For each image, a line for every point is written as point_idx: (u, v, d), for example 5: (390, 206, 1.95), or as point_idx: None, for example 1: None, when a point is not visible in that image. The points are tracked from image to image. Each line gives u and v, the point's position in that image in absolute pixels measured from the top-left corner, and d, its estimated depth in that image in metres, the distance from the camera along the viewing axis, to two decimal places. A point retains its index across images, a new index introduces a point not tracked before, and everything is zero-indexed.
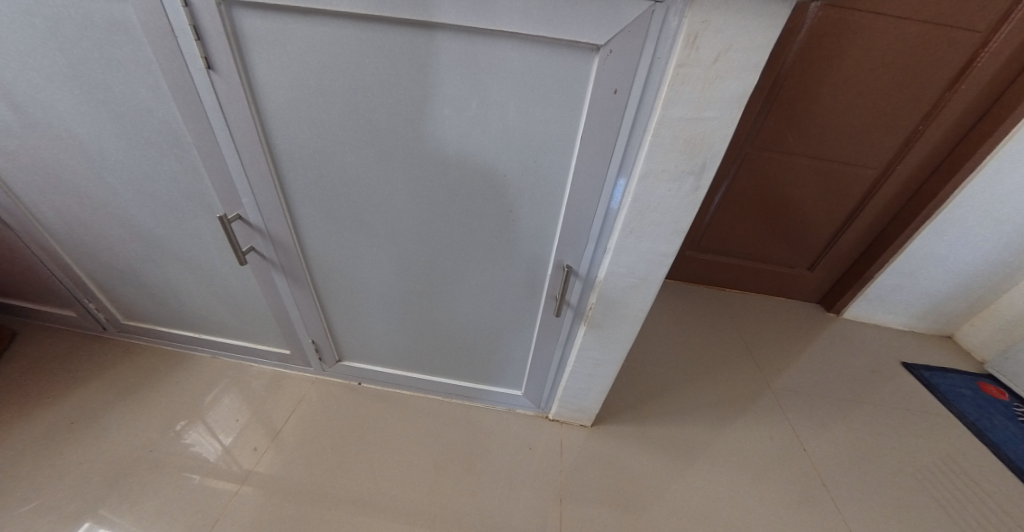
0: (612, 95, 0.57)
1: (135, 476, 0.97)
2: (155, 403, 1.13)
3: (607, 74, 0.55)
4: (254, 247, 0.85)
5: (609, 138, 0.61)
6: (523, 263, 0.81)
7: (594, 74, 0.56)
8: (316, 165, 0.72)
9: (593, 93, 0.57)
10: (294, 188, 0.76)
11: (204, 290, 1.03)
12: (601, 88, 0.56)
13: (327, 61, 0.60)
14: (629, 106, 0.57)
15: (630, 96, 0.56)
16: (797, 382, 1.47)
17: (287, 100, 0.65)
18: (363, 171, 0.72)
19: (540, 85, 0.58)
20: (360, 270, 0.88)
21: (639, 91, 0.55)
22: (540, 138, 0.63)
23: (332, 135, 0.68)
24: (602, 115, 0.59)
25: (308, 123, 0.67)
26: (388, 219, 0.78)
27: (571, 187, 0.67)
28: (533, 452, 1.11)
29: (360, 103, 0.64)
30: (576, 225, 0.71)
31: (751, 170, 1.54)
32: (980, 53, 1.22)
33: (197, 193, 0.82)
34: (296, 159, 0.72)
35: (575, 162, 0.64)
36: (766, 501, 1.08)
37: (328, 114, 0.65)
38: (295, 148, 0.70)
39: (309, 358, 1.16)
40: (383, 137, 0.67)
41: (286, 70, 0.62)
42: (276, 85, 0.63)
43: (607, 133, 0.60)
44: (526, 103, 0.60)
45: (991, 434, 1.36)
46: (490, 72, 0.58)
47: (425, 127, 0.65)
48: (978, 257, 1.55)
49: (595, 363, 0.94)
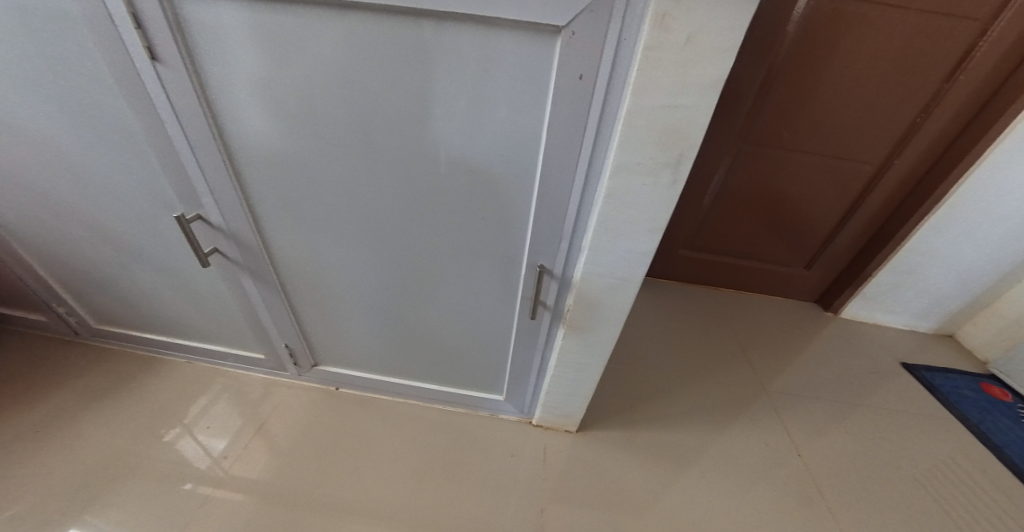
0: (579, 82, 0.52)
1: (99, 486, 0.93)
2: (128, 410, 1.09)
3: (572, 59, 0.50)
4: (218, 249, 0.82)
5: (576, 128, 0.56)
6: (497, 263, 0.77)
7: (558, 59, 0.51)
8: (275, 161, 0.68)
9: (558, 80, 0.53)
10: (255, 186, 0.72)
11: (173, 294, 0.99)
12: (567, 73, 0.52)
13: (276, 49, 0.56)
14: (597, 94, 0.52)
15: (600, 83, 0.52)
16: (793, 385, 1.42)
17: (238, 93, 0.61)
18: (324, 166, 0.68)
19: (502, 74, 0.54)
20: (331, 271, 0.84)
21: (607, 78, 0.51)
22: (507, 130, 0.59)
23: (291, 129, 0.64)
24: (568, 103, 0.54)
25: (264, 116, 0.63)
26: (355, 218, 0.74)
27: (541, 182, 0.63)
28: (518, 458, 1.07)
29: (314, 96, 0.60)
30: (550, 223, 0.67)
31: (746, 167, 1.49)
32: (978, 43, 1.19)
33: (156, 193, 0.78)
34: (254, 156, 0.68)
35: (543, 155, 0.60)
36: (761, 509, 1.04)
37: (283, 106, 0.61)
38: (251, 143, 0.67)
39: (284, 362, 1.12)
40: (342, 130, 0.63)
41: (233, 60, 0.58)
42: (224, 76, 0.59)
43: (576, 123, 0.56)
44: (489, 93, 0.56)
45: (995, 436, 1.31)
46: (446, 58, 0.54)
47: (384, 120, 0.61)
48: (979, 253, 1.52)
49: (578, 367, 0.90)
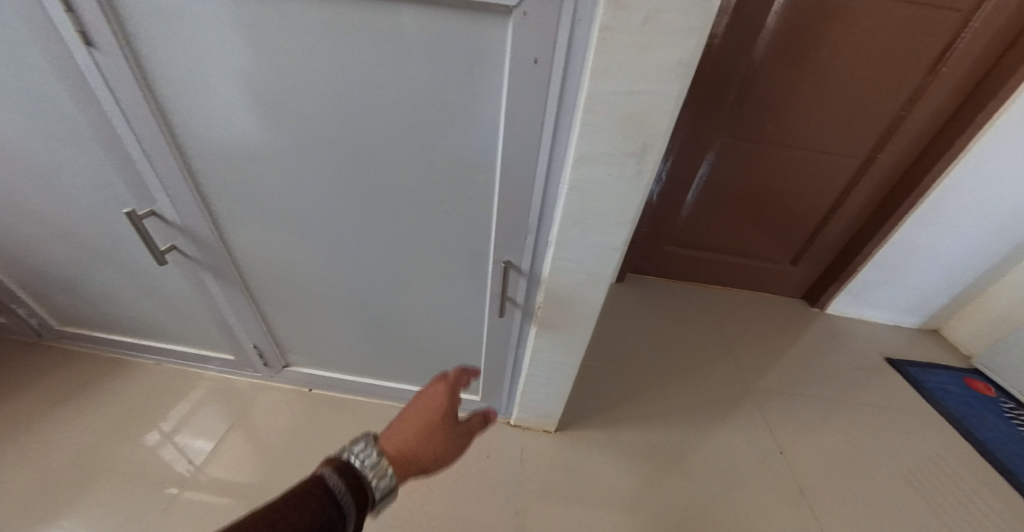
0: (534, 66, 0.49)
1: (56, 494, 0.89)
2: (92, 414, 1.05)
3: (526, 40, 0.47)
4: (175, 247, 0.79)
5: (535, 116, 0.53)
6: (464, 259, 0.74)
7: (511, 42, 0.48)
8: (227, 153, 0.65)
9: (513, 64, 0.50)
10: (208, 179, 0.69)
11: (135, 294, 0.95)
12: (521, 57, 0.49)
13: (214, 34, 0.52)
14: (555, 80, 0.50)
15: (556, 68, 0.49)
16: (777, 381, 1.41)
17: (182, 82, 0.57)
18: (280, 159, 0.65)
19: (456, 59, 0.51)
20: (294, 268, 0.82)
21: (564, 62, 0.48)
22: (464, 118, 0.56)
23: (240, 119, 0.61)
24: (525, 89, 0.51)
25: (209, 105, 0.60)
26: (316, 213, 0.71)
27: (502, 174, 0.60)
28: (496, 459, 1.04)
29: (261, 83, 0.56)
30: (514, 217, 0.65)
31: (730, 161, 1.47)
32: (960, 34, 1.18)
33: (106, 188, 0.74)
34: (204, 149, 0.65)
35: (503, 146, 0.57)
36: (742, 509, 1.02)
37: (229, 95, 0.58)
38: (200, 135, 0.63)
39: (255, 363, 1.09)
40: (294, 120, 0.60)
41: (170, 47, 0.54)
42: (162, 64, 0.56)
43: (534, 110, 0.53)
44: (444, 79, 0.53)
45: (977, 432, 1.31)
46: (394, 43, 0.50)
47: (336, 109, 0.58)
48: (963, 247, 1.52)
49: (552, 365, 0.87)
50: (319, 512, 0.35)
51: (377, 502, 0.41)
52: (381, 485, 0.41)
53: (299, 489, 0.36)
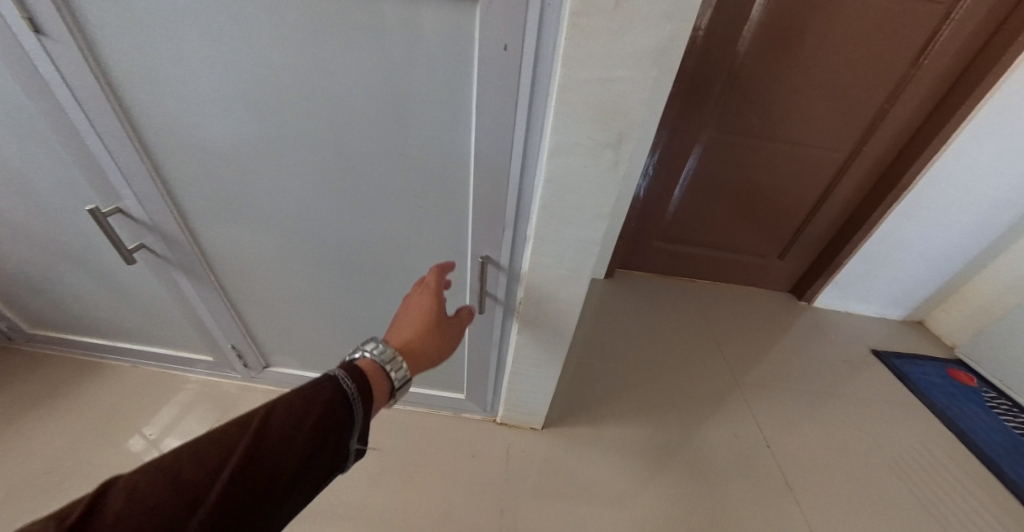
0: (504, 53, 0.48)
1: (26, 502, 0.87)
2: (65, 420, 1.02)
3: (494, 25, 0.46)
4: (144, 245, 0.76)
5: (507, 106, 0.52)
6: (443, 255, 0.73)
7: (479, 27, 0.47)
8: (192, 146, 0.63)
9: (482, 51, 0.48)
10: (174, 174, 0.67)
11: (106, 294, 0.93)
12: (490, 43, 0.47)
13: (171, 21, 0.50)
14: (525, 67, 0.48)
15: (527, 55, 0.47)
16: (764, 375, 1.42)
17: (140, 71, 0.55)
18: (248, 152, 0.62)
19: (424, 46, 0.49)
20: (269, 266, 0.79)
21: (534, 49, 0.47)
22: (435, 108, 0.55)
23: (205, 110, 0.58)
24: (496, 78, 0.50)
25: (171, 96, 0.57)
26: (289, 208, 0.69)
27: (476, 166, 0.59)
28: (482, 458, 1.03)
29: (224, 72, 0.54)
30: (491, 211, 0.63)
31: (717, 155, 1.46)
32: (942, 26, 1.18)
33: (68, 185, 0.71)
34: (169, 143, 0.63)
35: (476, 137, 0.56)
36: (729, 503, 1.02)
37: (191, 85, 0.56)
38: (163, 128, 0.61)
39: (234, 364, 1.06)
40: (261, 111, 0.58)
41: (128, 34, 0.52)
42: (119, 52, 0.54)
43: (506, 98, 0.51)
44: (413, 66, 0.51)
45: (960, 422, 1.32)
46: (359, 29, 0.49)
47: (304, 99, 0.56)
48: (945, 239, 1.53)
49: (536, 362, 0.86)
50: (330, 402, 0.38)
51: (395, 387, 0.48)
52: (398, 376, 0.48)
53: (316, 382, 0.40)
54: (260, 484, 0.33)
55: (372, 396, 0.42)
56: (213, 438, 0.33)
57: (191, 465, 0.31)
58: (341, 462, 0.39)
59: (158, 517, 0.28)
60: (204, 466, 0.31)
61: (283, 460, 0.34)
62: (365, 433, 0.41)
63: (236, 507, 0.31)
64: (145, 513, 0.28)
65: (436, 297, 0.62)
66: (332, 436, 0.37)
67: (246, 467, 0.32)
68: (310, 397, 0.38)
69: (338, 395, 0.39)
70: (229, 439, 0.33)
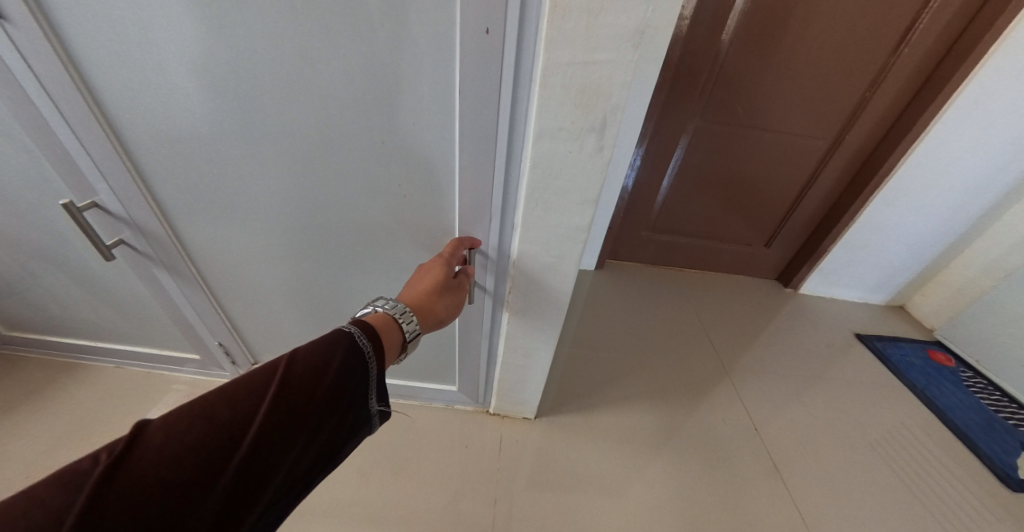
0: (485, 37, 0.47)
1: None
2: (46, 424, 1.00)
3: (474, 9, 0.45)
4: (123, 241, 0.74)
5: (490, 92, 0.51)
6: (429, 245, 0.72)
7: (460, 12, 0.46)
8: (167, 137, 0.61)
9: (462, 34, 0.47)
10: (150, 168, 0.65)
11: (85, 294, 0.90)
12: (470, 29, 0.47)
13: (137, 7, 0.49)
14: (507, 53, 0.48)
15: (508, 39, 0.47)
16: (753, 361, 1.44)
17: (109, 61, 0.54)
18: (225, 143, 0.61)
19: (400, 32, 0.49)
20: (253, 261, 0.78)
21: (515, 34, 0.46)
22: (415, 95, 0.54)
23: (180, 99, 0.57)
24: (477, 64, 0.49)
25: (142, 86, 0.56)
26: (270, 201, 0.68)
27: (461, 155, 0.58)
28: (475, 449, 1.03)
29: (196, 61, 0.53)
30: (476, 200, 0.63)
31: (704, 145, 1.48)
32: (922, 14, 1.20)
33: (40, 180, 0.69)
34: (142, 134, 0.61)
35: (459, 125, 0.55)
36: (719, 488, 1.03)
37: (163, 74, 0.54)
38: (136, 119, 0.59)
39: (221, 362, 1.04)
40: (238, 100, 0.56)
41: (95, 21, 0.50)
42: (84, 36, 0.51)
43: (488, 84, 0.51)
44: (391, 53, 0.51)
45: (939, 401, 1.36)
46: (338, 14, 0.48)
47: (282, 88, 0.55)
48: (925, 224, 1.57)
49: (526, 351, 0.86)
50: (346, 352, 0.43)
51: (406, 338, 0.53)
52: (410, 328, 0.53)
53: (333, 335, 0.44)
54: (289, 421, 0.37)
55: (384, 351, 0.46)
56: (242, 385, 0.38)
57: (226, 404, 0.36)
58: (359, 411, 0.43)
59: (201, 444, 0.33)
60: (236, 405, 0.36)
61: (307, 402, 0.39)
62: (378, 386, 0.45)
63: (266, 440, 0.36)
64: (187, 441, 0.33)
65: (441, 265, 0.63)
66: (348, 386, 0.42)
67: (272, 407, 0.37)
68: (328, 348, 0.42)
69: (353, 349, 0.43)
70: (256, 385, 0.38)
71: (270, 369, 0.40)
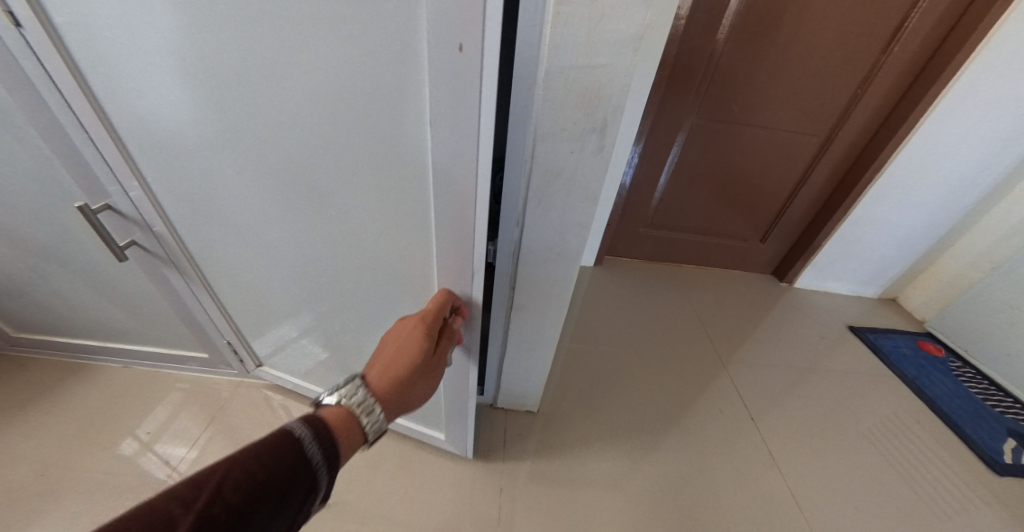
0: (459, 53, 0.41)
1: (24, 504, 0.87)
2: (54, 423, 1.02)
3: (445, 23, 0.40)
4: (135, 241, 0.76)
5: (467, 120, 0.46)
6: (408, 278, 0.66)
7: (430, 25, 0.41)
8: (165, 145, 0.61)
9: (430, 52, 0.42)
10: (153, 174, 0.66)
11: (94, 294, 0.92)
12: (443, 43, 0.41)
13: (126, 21, 0.48)
14: (485, 75, 0.42)
15: (486, 58, 0.41)
16: (749, 354, 1.47)
17: (108, 73, 0.54)
18: (214, 154, 0.60)
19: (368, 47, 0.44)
20: (252, 270, 0.78)
21: (494, 52, 0.41)
22: (387, 115, 0.49)
23: (172, 109, 0.56)
24: (451, 82, 0.43)
25: (138, 98, 0.56)
26: (260, 212, 0.66)
27: (437, 181, 0.52)
28: (480, 442, 1.06)
29: (181, 75, 0.52)
30: (455, 230, 0.56)
31: (700, 142, 1.50)
32: (911, 13, 1.22)
33: (54, 183, 0.71)
34: (143, 139, 0.61)
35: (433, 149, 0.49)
36: (717, 477, 1.06)
37: (154, 88, 0.54)
38: (137, 129, 0.60)
39: (229, 360, 1.06)
40: (225, 114, 0.55)
41: (95, 34, 0.51)
42: (85, 41, 0.52)
43: (463, 110, 0.45)
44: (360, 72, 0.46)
45: (930, 390, 1.40)
46: (306, 25, 0.44)
47: (263, 104, 0.52)
48: (916, 218, 1.60)
49: (530, 345, 0.89)
50: (295, 456, 0.42)
51: (367, 433, 0.51)
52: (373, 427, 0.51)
53: (279, 436, 0.43)
54: None
55: (335, 448, 0.46)
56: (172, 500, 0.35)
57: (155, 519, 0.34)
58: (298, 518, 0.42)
59: None
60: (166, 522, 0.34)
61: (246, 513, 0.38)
62: (323, 490, 0.45)
63: None
64: None
65: (426, 345, 0.57)
66: (293, 493, 0.41)
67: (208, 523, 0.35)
68: (275, 451, 0.41)
69: (303, 451, 0.43)
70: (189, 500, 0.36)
71: (203, 479, 0.37)
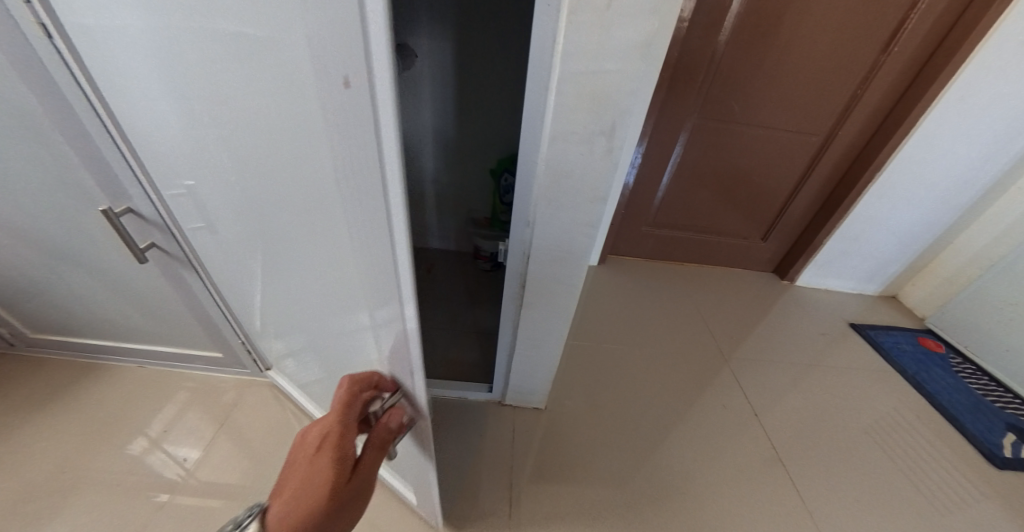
0: (348, 92, 0.27)
1: (45, 500, 0.89)
2: (71, 422, 1.04)
3: (327, 50, 0.27)
4: (154, 244, 0.78)
5: (373, 187, 0.33)
6: (350, 335, 0.57)
7: (316, 53, 0.28)
8: (161, 160, 0.64)
9: (321, 85, 0.29)
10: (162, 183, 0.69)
11: (110, 295, 0.94)
12: (328, 76, 0.28)
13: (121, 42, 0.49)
14: (381, 129, 0.28)
15: (380, 109, 0.27)
16: (751, 350, 1.49)
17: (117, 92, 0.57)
18: (200, 173, 0.60)
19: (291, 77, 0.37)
20: (247, 287, 0.78)
21: (390, 104, 0.27)
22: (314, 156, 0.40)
23: (164, 127, 0.56)
24: (349, 133, 0.30)
25: (139, 116, 0.58)
26: (246, 228, 0.63)
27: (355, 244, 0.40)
28: (489, 437, 1.09)
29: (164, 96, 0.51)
30: (379, 302, 0.44)
31: (701, 142, 1.52)
32: (910, 14, 1.24)
33: (77, 188, 0.73)
34: (150, 147, 0.62)
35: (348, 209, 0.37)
36: (721, 472, 1.09)
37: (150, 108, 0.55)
38: (145, 143, 0.63)
39: (243, 359, 1.10)
40: (202, 135, 0.53)
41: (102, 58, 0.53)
42: (97, 55, 0.53)
43: (365, 174, 0.32)
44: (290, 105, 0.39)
45: (930, 385, 1.42)
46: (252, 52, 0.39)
47: (238, 123, 0.47)
48: (916, 216, 1.62)
49: (538, 342, 0.91)
50: None
51: None
52: None
53: None
54: None
55: None
56: None
57: None
58: None
59: None
60: None
61: None
62: None
63: None
64: None
65: (338, 478, 0.45)
66: None
67: None
68: None
69: None
70: None
71: None
